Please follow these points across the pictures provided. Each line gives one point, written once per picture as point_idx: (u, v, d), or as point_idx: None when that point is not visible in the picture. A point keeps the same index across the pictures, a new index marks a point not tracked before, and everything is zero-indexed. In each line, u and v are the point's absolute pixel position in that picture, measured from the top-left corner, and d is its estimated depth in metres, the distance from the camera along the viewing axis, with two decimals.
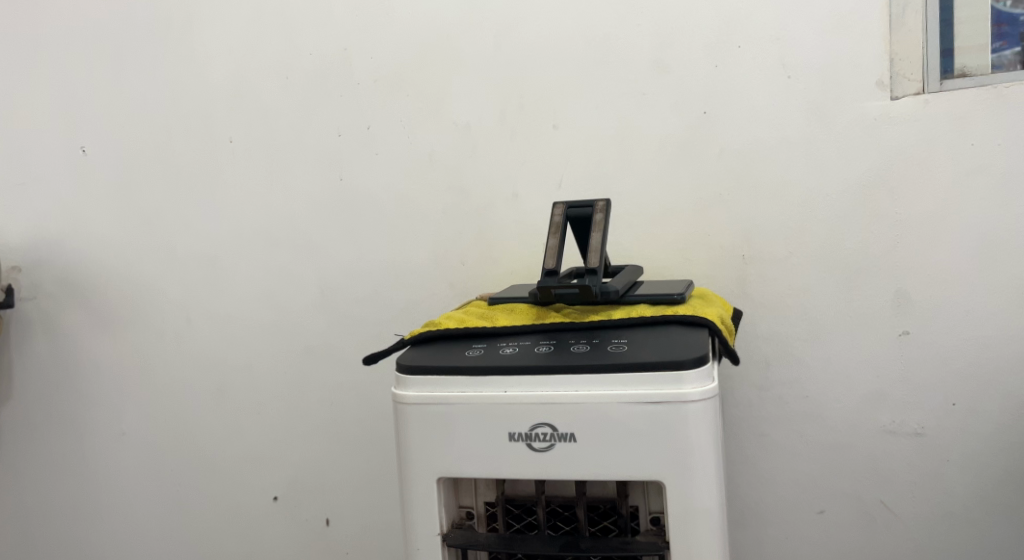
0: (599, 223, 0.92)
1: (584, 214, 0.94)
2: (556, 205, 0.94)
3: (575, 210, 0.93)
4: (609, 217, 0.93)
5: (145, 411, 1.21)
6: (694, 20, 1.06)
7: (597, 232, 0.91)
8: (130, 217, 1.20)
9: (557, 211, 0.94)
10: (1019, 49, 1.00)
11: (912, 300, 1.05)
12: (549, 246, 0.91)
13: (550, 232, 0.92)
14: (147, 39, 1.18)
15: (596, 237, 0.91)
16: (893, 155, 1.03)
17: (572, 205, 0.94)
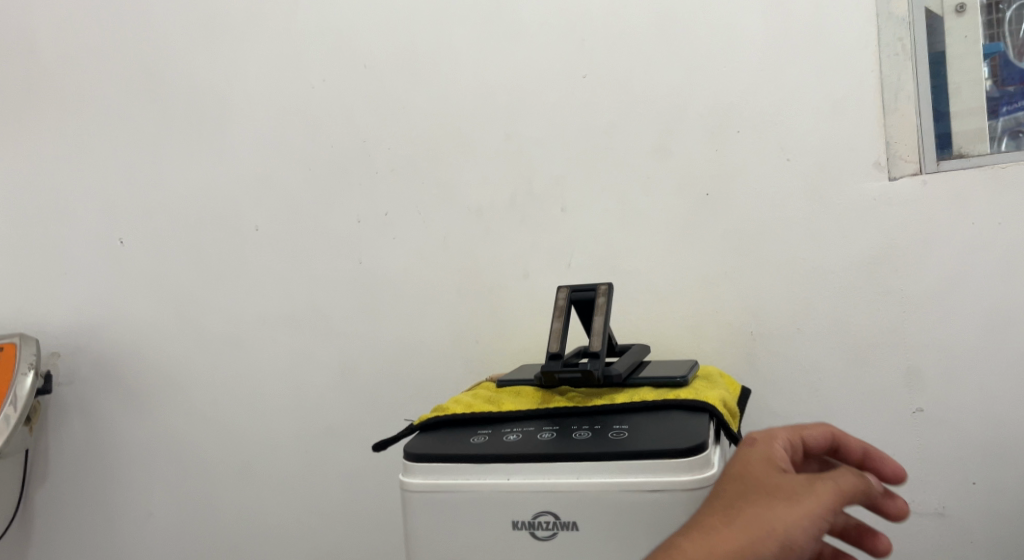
0: (601, 306, 0.94)
1: (588, 297, 0.96)
2: (560, 290, 0.97)
3: (579, 294, 0.96)
4: (612, 301, 0.95)
5: (170, 493, 1.24)
6: (693, 108, 1.10)
7: (600, 315, 0.94)
8: (159, 303, 1.23)
9: (562, 294, 0.97)
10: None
11: (924, 377, 1.05)
12: (553, 328, 0.94)
13: (554, 315, 0.96)
14: (181, 134, 1.23)
15: (599, 319, 0.94)
16: (896, 234, 1.05)
17: (575, 289, 0.97)
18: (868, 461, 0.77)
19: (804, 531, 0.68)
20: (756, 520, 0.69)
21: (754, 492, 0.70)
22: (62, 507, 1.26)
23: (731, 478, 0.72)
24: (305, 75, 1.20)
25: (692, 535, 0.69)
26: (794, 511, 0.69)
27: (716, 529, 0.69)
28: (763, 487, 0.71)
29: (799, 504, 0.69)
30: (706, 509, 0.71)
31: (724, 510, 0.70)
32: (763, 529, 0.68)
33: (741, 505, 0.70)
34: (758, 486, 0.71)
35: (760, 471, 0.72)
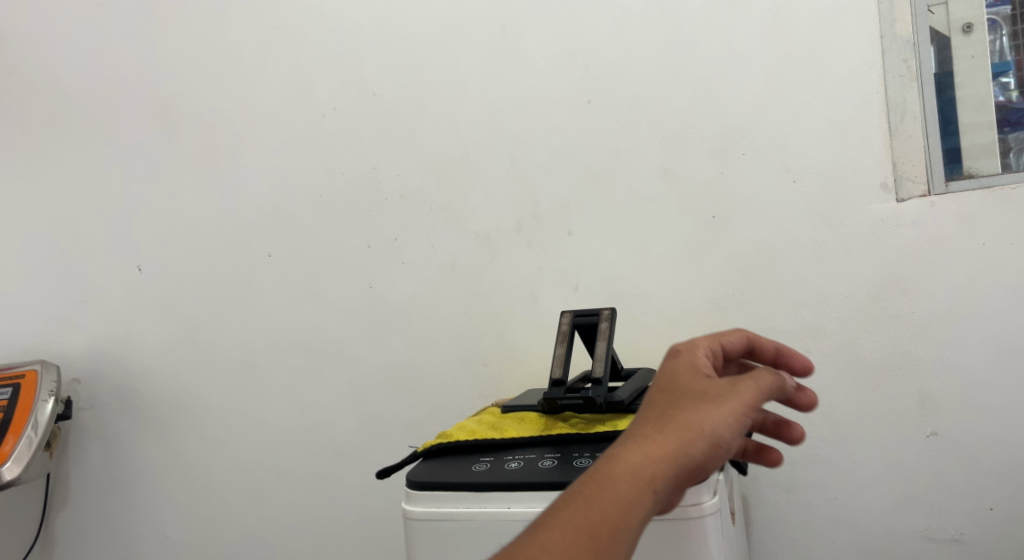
0: (604, 331, 0.94)
1: (591, 322, 0.96)
2: (564, 315, 0.97)
3: (582, 319, 0.96)
4: (615, 326, 0.96)
5: (186, 516, 1.26)
6: (697, 132, 1.10)
7: (603, 340, 0.94)
8: (175, 329, 1.25)
9: (565, 319, 0.97)
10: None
11: (936, 400, 1.04)
12: (556, 354, 0.94)
13: (557, 340, 0.96)
14: (196, 164, 1.25)
15: (601, 345, 0.93)
16: (904, 256, 1.04)
17: (578, 314, 0.97)
18: (780, 358, 0.83)
19: (730, 428, 0.72)
20: (685, 422, 0.72)
21: (681, 398, 0.74)
22: (81, 530, 1.28)
23: (659, 389, 0.76)
24: (315, 104, 1.22)
25: (630, 445, 0.72)
26: (721, 410, 0.72)
27: (650, 437, 0.72)
28: (689, 393, 0.74)
29: (722, 401, 0.73)
30: (640, 421, 0.74)
31: (657, 419, 0.73)
32: (692, 430, 0.71)
33: (671, 412, 0.73)
34: (684, 393, 0.74)
35: (685, 379, 0.75)
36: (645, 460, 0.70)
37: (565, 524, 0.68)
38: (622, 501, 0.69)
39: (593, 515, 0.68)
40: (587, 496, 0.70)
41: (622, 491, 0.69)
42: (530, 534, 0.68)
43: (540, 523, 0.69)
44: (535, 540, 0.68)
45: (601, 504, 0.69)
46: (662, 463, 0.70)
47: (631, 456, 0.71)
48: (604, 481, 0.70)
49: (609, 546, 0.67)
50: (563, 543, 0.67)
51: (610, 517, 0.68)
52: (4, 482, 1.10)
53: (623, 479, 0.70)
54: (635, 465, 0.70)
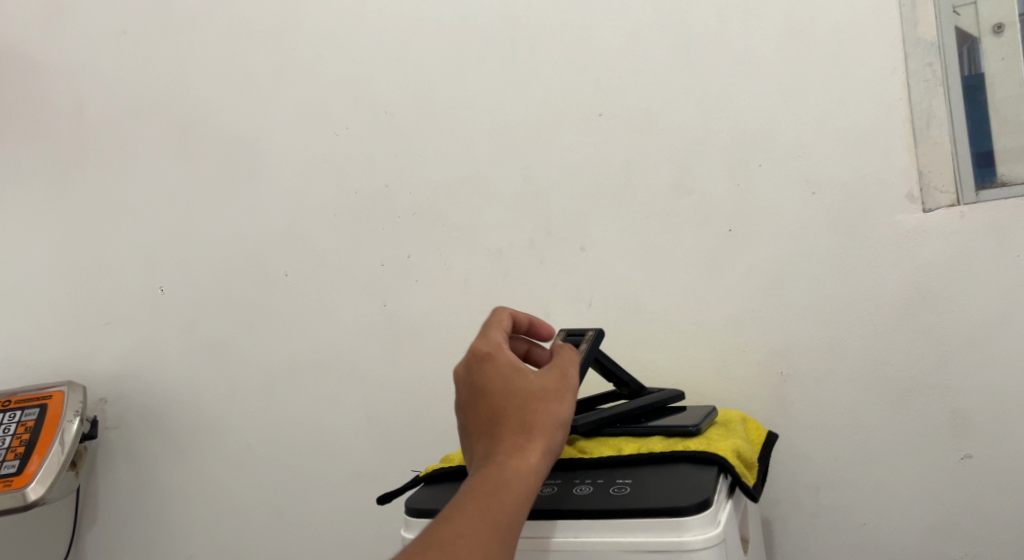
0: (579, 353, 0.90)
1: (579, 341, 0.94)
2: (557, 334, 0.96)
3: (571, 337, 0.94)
4: (596, 345, 0.91)
5: (209, 535, 1.26)
6: (712, 143, 1.06)
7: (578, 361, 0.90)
8: (197, 349, 1.27)
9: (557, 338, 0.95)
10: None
11: (971, 421, 0.98)
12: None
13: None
14: (215, 187, 1.26)
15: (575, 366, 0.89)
16: (932, 269, 0.98)
17: (569, 332, 0.95)
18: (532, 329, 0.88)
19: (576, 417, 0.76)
20: (542, 421, 0.74)
21: (528, 398, 0.75)
22: (109, 548, 1.29)
23: (501, 392, 0.75)
24: (329, 125, 1.22)
25: (501, 452, 0.72)
26: (566, 402, 0.76)
27: (518, 441, 0.72)
28: (532, 391, 0.75)
29: (566, 396, 0.76)
30: (497, 426, 0.74)
31: (516, 423, 0.74)
32: (551, 425, 0.74)
33: (525, 415, 0.74)
34: (527, 392, 0.75)
35: (519, 381, 0.76)
36: (521, 460, 0.71)
37: (466, 528, 0.67)
38: (514, 502, 0.69)
39: (491, 518, 0.68)
40: (478, 504, 0.69)
41: (513, 491, 0.70)
42: (433, 541, 0.66)
43: (444, 531, 0.67)
44: (442, 546, 0.66)
45: (496, 507, 0.69)
46: (535, 461, 0.72)
47: (508, 461, 0.71)
48: (493, 486, 0.70)
49: (509, 540, 0.68)
50: (472, 546, 0.67)
51: (507, 517, 0.69)
52: (29, 502, 1.11)
53: (510, 480, 0.70)
54: (515, 466, 0.71)
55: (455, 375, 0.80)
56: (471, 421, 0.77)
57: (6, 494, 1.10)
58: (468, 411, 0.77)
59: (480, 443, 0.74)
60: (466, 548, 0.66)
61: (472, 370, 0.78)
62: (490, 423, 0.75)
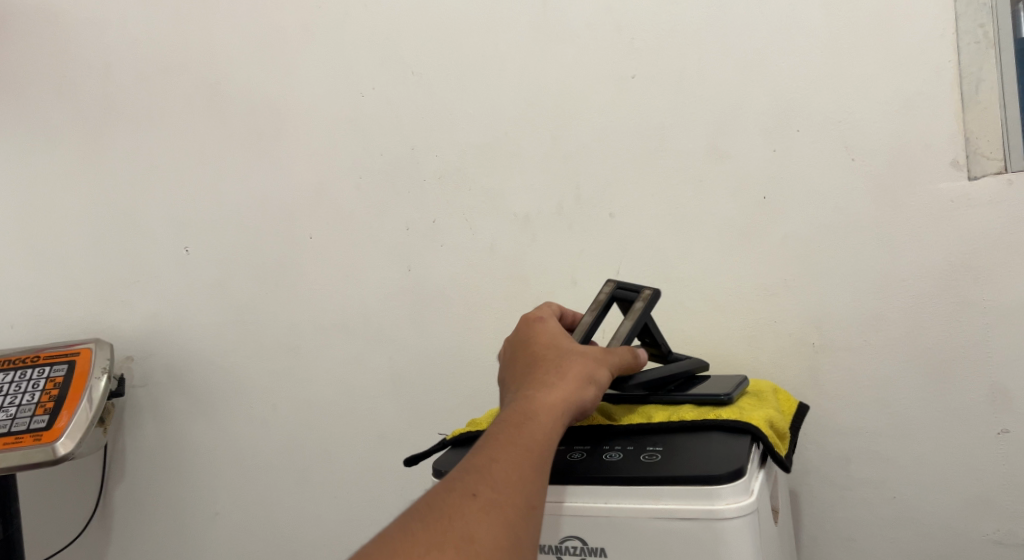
0: (636, 311, 0.90)
1: (630, 298, 0.93)
2: (605, 285, 0.95)
3: (622, 292, 0.94)
4: (652, 307, 0.91)
5: (234, 493, 1.27)
6: (750, 107, 1.02)
7: (631, 317, 0.90)
8: (223, 310, 1.27)
9: (605, 289, 0.95)
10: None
11: (1009, 396, 0.96)
12: (583, 320, 0.90)
13: (592, 306, 0.92)
14: (241, 147, 1.25)
15: (627, 323, 0.89)
16: (976, 240, 0.95)
17: (620, 288, 0.95)
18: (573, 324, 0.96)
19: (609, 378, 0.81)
20: (578, 369, 0.79)
21: (565, 352, 0.82)
22: (135, 504, 1.31)
23: (544, 347, 0.83)
24: (355, 84, 1.20)
25: (534, 389, 0.77)
26: (601, 364, 0.81)
27: (553, 381, 0.78)
28: (570, 348, 0.82)
29: (602, 358, 0.82)
30: (533, 372, 0.80)
31: (551, 368, 0.80)
32: (583, 374, 0.79)
33: (562, 362, 0.80)
34: (565, 348, 0.82)
35: (562, 340, 0.84)
36: (552, 396, 0.76)
37: (499, 452, 0.71)
38: (543, 431, 0.73)
39: (521, 440, 0.72)
40: (511, 429, 0.73)
41: (542, 419, 0.74)
42: (468, 468, 0.70)
43: (480, 455, 0.71)
44: (477, 468, 0.70)
45: (526, 431, 0.73)
46: (565, 400, 0.76)
47: (541, 394, 0.76)
48: (525, 414, 0.74)
49: (540, 466, 0.71)
50: (505, 468, 0.70)
51: (537, 441, 0.72)
52: (59, 456, 1.11)
53: (540, 411, 0.75)
54: (547, 401, 0.76)
55: (505, 343, 0.88)
56: (512, 372, 0.83)
57: (36, 448, 1.11)
58: (510, 367, 0.84)
59: (515, 387, 0.80)
60: (499, 468, 0.70)
61: (519, 336, 0.87)
62: (529, 368, 0.81)
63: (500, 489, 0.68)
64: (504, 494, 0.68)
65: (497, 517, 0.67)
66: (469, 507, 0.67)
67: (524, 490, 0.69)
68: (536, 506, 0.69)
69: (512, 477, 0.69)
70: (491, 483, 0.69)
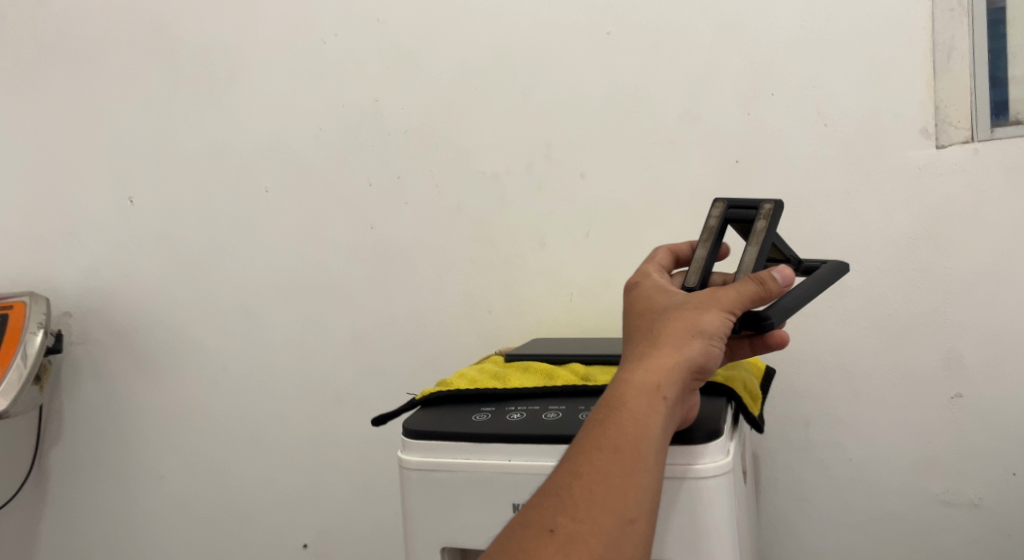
0: (759, 233, 0.76)
1: (748, 217, 0.78)
2: (715, 205, 0.80)
3: (736, 212, 0.79)
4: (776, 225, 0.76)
5: (182, 455, 1.23)
6: (726, 67, 1.01)
7: (754, 241, 0.76)
8: (170, 264, 1.21)
9: (715, 210, 0.80)
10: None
11: (964, 362, 0.98)
12: (695, 255, 0.78)
13: (702, 236, 0.79)
14: (191, 93, 1.18)
15: (751, 250, 0.75)
16: (940, 208, 0.96)
17: (734, 206, 0.80)
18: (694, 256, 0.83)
19: (719, 326, 0.69)
20: (676, 333, 0.70)
21: (663, 313, 0.72)
22: (77, 464, 1.26)
23: (641, 313, 0.74)
24: (315, 31, 1.14)
25: (626, 371, 0.70)
26: (708, 311, 0.70)
27: (647, 355, 0.70)
28: (668, 306, 0.72)
29: (706, 302, 0.70)
30: (628, 348, 0.72)
31: (645, 338, 0.71)
32: (682, 334, 0.70)
33: (658, 330, 0.71)
34: (663, 308, 0.72)
35: (659, 299, 0.74)
36: (645, 377, 0.68)
37: (585, 462, 0.66)
38: (634, 425, 0.67)
39: (609, 443, 0.66)
40: (596, 430, 0.67)
41: (633, 406, 0.67)
42: (546, 493, 0.65)
43: (561, 471, 0.66)
44: (555, 492, 0.65)
45: (615, 429, 0.67)
46: (660, 377, 0.68)
47: (633, 377, 0.69)
48: (614, 406, 0.68)
49: (635, 466, 0.65)
50: (589, 484, 0.65)
51: (628, 439, 0.66)
52: None
53: (630, 398, 0.67)
54: (639, 384, 0.68)
55: None
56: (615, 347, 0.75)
57: None
58: None
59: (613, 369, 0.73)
60: (582, 486, 0.65)
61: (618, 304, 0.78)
62: (626, 344, 0.73)
63: (582, 517, 0.64)
64: (588, 520, 0.64)
65: (582, 549, 0.63)
66: (545, 545, 0.63)
67: (614, 506, 0.64)
68: (635, 518, 0.64)
69: (595, 498, 0.64)
70: (570, 511, 0.64)
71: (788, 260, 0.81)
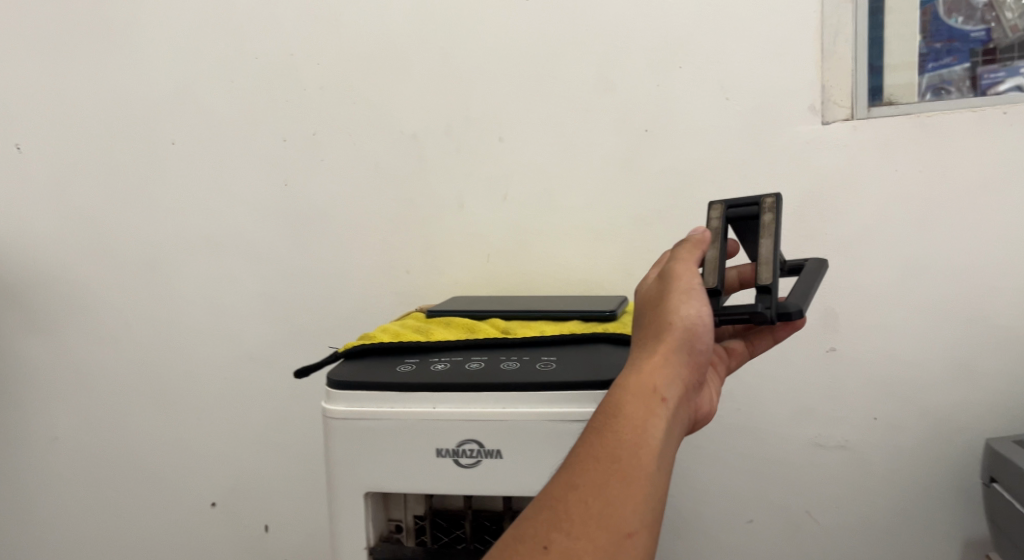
0: (770, 225, 0.80)
1: (749, 213, 0.82)
2: (713, 207, 0.84)
3: (737, 212, 0.82)
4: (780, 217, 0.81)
5: (80, 414, 1.20)
6: (638, 38, 1.06)
7: (767, 236, 0.79)
8: (67, 217, 1.17)
9: (715, 213, 0.83)
10: (969, 65, 1.03)
11: (840, 319, 1.07)
12: (709, 256, 0.81)
13: (708, 239, 0.82)
14: (90, 38, 1.14)
15: (767, 243, 0.79)
16: (824, 177, 1.05)
17: (732, 206, 0.83)
18: None
19: (697, 313, 0.76)
20: (663, 330, 0.76)
21: (650, 313, 0.78)
22: None
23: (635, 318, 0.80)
24: None
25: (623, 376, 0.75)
26: (685, 301, 0.76)
27: (641, 358, 0.75)
28: (654, 303, 0.78)
29: (682, 293, 0.77)
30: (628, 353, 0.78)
31: (639, 342, 0.77)
32: (668, 331, 0.76)
33: (648, 330, 0.77)
34: (650, 307, 0.78)
35: (646, 298, 0.80)
36: (639, 379, 0.74)
37: (584, 474, 0.71)
38: (631, 431, 0.72)
39: (608, 451, 0.71)
40: (595, 439, 0.72)
41: (630, 412, 0.72)
42: (544, 508, 0.70)
43: (558, 483, 0.71)
44: (552, 508, 0.70)
45: (614, 435, 0.72)
46: (655, 376, 0.74)
47: (629, 380, 0.74)
48: (611, 414, 0.73)
49: (634, 476, 0.70)
50: (586, 497, 0.70)
51: (626, 445, 0.71)
52: None
53: (627, 403, 0.73)
54: (634, 388, 0.73)
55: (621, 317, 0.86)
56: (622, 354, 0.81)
57: None
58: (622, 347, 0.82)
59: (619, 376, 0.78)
60: (580, 498, 0.70)
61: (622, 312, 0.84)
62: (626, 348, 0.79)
63: (577, 533, 0.69)
64: (584, 536, 0.69)
65: None
66: None
67: (612, 521, 0.69)
68: (633, 532, 0.69)
69: (590, 514, 0.69)
70: (567, 528, 0.69)
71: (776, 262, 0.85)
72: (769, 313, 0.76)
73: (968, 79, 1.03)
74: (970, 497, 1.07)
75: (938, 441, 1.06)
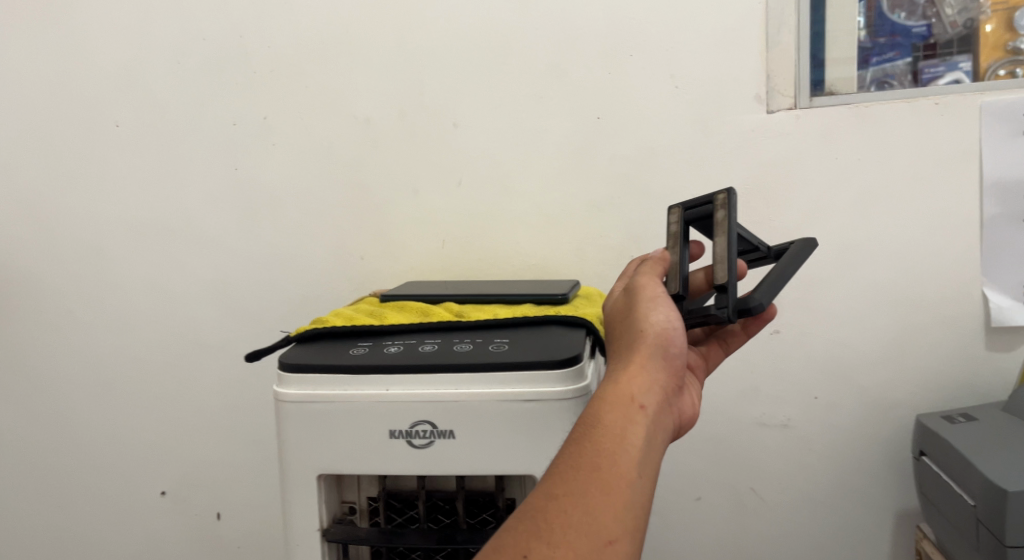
0: (721, 222, 0.79)
1: (705, 211, 0.83)
2: (673, 211, 0.86)
3: (693, 212, 0.84)
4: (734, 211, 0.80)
5: (24, 402, 1.18)
6: (590, 27, 1.07)
7: (720, 233, 0.79)
8: (7, 200, 1.14)
9: (676, 216, 0.86)
10: (910, 60, 1.08)
11: (784, 302, 1.10)
12: (670, 263, 0.84)
13: (670, 243, 0.86)
14: (29, 16, 1.11)
15: (720, 241, 0.79)
16: (768, 164, 1.08)
17: (689, 208, 0.85)
18: None
19: (666, 319, 0.79)
20: (636, 339, 0.79)
21: (622, 327, 0.81)
22: None
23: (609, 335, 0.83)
24: None
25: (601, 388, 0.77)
26: (653, 309, 0.80)
27: (617, 369, 0.78)
28: (625, 317, 0.82)
29: (650, 302, 0.80)
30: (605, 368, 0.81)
31: (615, 355, 0.80)
32: (642, 340, 0.79)
33: (622, 342, 0.80)
34: (621, 320, 0.82)
35: (616, 314, 0.83)
36: (618, 389, 0.76)
37: (566, 482, 0.71)
38: (611, 439, 0.74)
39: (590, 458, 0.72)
40: (575, 448, 0.73)
41: (610, 420, 0.74)
42: (523, 517, 0.70)
43: (538, 493, 0.71)
44: (531, 518, 0.70)
45: (595, 444, 0.73)
46: (632, 384, 0.76)
47: (607, 390, 0.76)
48: (591, 423, 0.74)
49: (615, 482, 0.72)
50: (568, 505, 0.70)
51: (607, 452, 0.73)
52: None
53: (607, 412, 0.75)
54: (613, 398, 0.76)
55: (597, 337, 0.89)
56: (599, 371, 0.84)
57: None
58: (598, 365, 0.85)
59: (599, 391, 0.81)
60: (562, 507, 0.70)
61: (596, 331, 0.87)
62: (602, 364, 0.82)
63: (558, 541, 0.69)
64: (564, 544, 0.69)
65: None
66: None
67: (594, 529, 0.70)
68: (615, 539, 0.70)
69: (571, 522, 0.70)
70: (548, 536, 0.69)
71: (759, 250, 0.84)
72: (724, 314, 0.77)
73: (910, 72, 1.08)
74: (904, 472, 1.11)
75: (875, 419, 1.11)
